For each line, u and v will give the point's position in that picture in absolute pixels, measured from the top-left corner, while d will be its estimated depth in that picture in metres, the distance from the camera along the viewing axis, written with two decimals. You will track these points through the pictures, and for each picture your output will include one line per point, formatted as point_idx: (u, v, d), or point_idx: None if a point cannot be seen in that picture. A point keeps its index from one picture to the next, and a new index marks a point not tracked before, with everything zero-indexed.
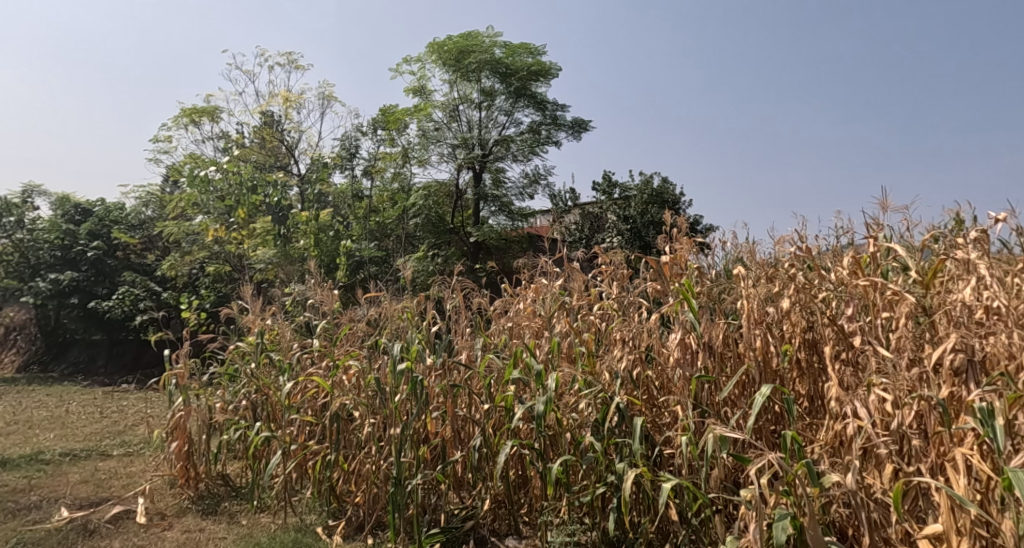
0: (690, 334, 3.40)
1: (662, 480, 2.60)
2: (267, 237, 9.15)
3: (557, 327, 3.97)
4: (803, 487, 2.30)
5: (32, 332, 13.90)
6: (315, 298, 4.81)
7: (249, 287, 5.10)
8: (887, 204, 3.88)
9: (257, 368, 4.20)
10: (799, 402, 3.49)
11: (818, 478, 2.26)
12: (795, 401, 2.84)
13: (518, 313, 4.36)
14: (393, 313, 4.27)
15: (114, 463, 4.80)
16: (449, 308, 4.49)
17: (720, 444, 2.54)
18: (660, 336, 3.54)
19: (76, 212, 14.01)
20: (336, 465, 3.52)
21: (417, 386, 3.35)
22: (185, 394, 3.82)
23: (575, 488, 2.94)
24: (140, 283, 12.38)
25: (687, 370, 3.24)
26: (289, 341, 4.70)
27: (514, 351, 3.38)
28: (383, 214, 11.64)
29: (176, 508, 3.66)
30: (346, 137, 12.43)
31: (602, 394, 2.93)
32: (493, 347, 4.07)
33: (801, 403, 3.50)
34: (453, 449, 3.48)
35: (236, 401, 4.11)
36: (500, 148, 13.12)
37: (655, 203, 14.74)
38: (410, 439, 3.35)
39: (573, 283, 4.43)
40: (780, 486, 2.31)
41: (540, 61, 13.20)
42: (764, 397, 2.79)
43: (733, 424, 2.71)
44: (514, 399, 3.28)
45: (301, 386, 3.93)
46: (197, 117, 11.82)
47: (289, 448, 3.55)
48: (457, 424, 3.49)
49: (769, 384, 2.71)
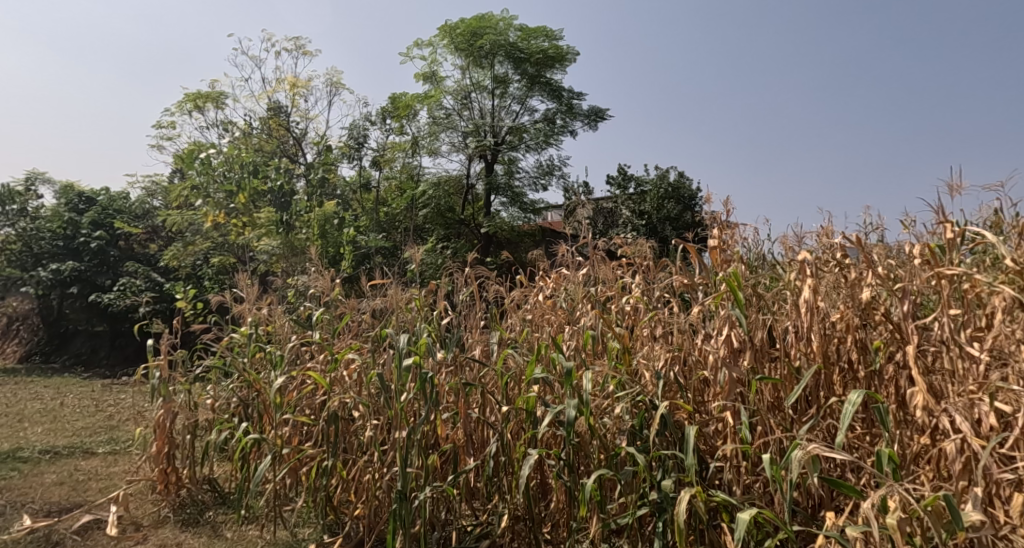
0: (735, 330, 3.00)
1: (722, 502, 2.21)
2: (270, 227, 8.78)
3: (582, 319, 3.57)
4: (937, 527, 1.96)
5: (34, 322, 13.56)
6: (315, 284, 4.43)
7: (245, 274, 4.72)
8: (956, 188, 3.34)
9: (250, 361, 3.82)
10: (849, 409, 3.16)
11: (959, 519, 1.90)
12: (885, 411, 2.44)
13: (536, 305, 4.00)
14: (400, 303, 3.92)
15: (97, 462, 4.44)
16: (462, 299, 4.10)
17: (813, 466, 2.17)
18: (699, 332, 3.17)
19: (80, 200, 13.69)
20: (334, 473, 3.13)
21: (427, 384, 2.96)
22: (165, 389, 3.42)
23: (609, 506, 2.55)
24: (143, 274, 12.11)
25: (736, 371, 2.84)
26: (287, 332, 4.31)
27: (537, 346, 3.00)
28: (392, 206, 11.29)
29: (154, 517, 3.27)
30: (354, 126, 12.04)
31: (642, 396, 2.57)
32: (511, 341, 3.68)
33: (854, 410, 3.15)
34: (466, 456, 3.14)
35: (226, 398, 3.74)
36: (513, 137, 12.69)
37: (670, 198, 14.39)
38: (418, 446, 2.97)
39: (599, 272, 4.02)
40: (896, 522, 1.94)
41: (556, 45, 12.75)
42: (853, 405, 2.40)
43: (804, 436, 2.32)
44: (537, 401, 2.87)
45: (297, 382, 3.53)
46: (201, 103, 11.46)
47: (280, 452, 3.16)
48: (469, 427, 3.14)
49: (862, 388, 2.35)
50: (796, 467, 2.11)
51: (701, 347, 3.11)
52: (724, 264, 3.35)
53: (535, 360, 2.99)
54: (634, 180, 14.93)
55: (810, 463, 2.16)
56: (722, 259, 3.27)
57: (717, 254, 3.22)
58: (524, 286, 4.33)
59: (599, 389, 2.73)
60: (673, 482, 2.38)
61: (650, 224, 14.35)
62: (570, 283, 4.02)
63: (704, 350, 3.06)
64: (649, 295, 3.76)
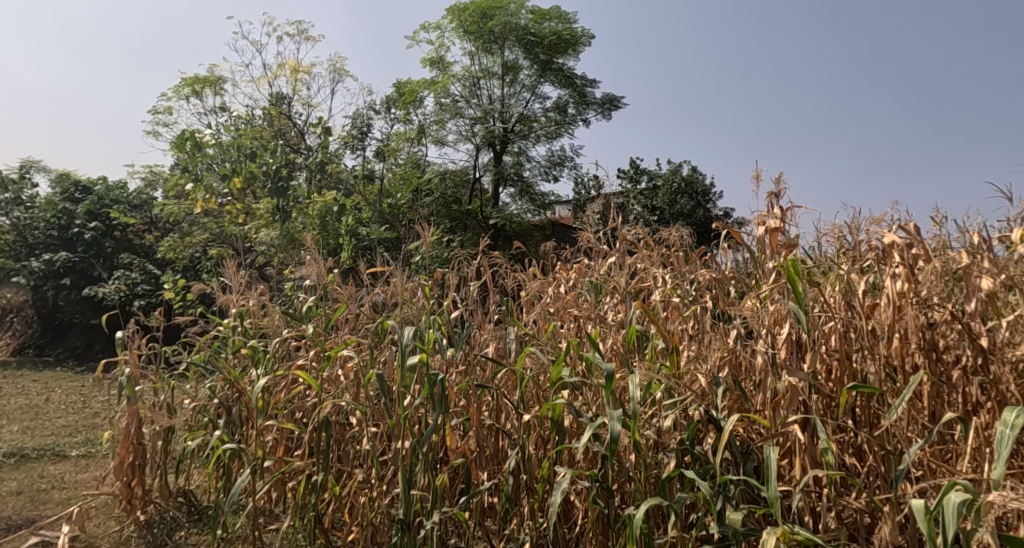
0: (797, 327, 2.57)
1: (806, 541, 1.80)
2: (269, 217, 8.41)
3: (610, 313, 3.15)
4: None
5: (27, 315, 12.96)
6: (310, 272, 4.00)
7: (233, 259, 4.27)
8: None
9: (233, 356, 3.38)
10: (917, 419, 2.76)
11: None
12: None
13: (556, 298, 3.58)
14: (405, 292, 3.50)
15: (67, 467, 4.00)
16: (473, 290, 3.65)
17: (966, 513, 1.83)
18: (753, 330, 2.74)
19: (76, 189, 13.32)
20: (326, 489, 2.70)
21: (437, 385, 2.55)
22: (130, 389, 2.92)
23: (656, 542, 2.11)
24: (139, 266, 11.74)
25: (798, 375, 2.44)
26: (278, 325, 3.87)
27: (567, 343, 2.56)
28: (396, 197, 10.84)
29: (115, 538, 2.83)
30: (358, 114, 11.58)
31: (697, 406, 2.16)
32: (531, 337, 3.26)
33: (922, 421, 2.75)
34: (477, 471, 2.72)
35: (206, 399, 3.28)
36: (523, 127, 12.28)
37: (683, 193, 13.94)
38: (424, 460, 2.55)
39: (626, 261, 3.59)
40: None
41: (571, 28, 12.30)
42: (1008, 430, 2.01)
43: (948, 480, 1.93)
44: (565, 408, 2.43)
45: (286, 381, 3.10)
46: (199, 87, 10.99)
47: (262, 464, 2.69)
48: (482, 437, 2.73)
49: (1021, 409, 1.97)
50: (955, 523, 1.83)
51: (751, 347, 2.69)
52: (785, 248, 2.85)
53: (561, 360, 2.57)
54: (646, 174, 14.44)
55: (969, 511, 1.87)
56: (784, 239, 2.76)
57: (779, 233, 2.72)
58: (541, 276, 3.88)
59: (650, 397, 2.29)
60: (742, 514, 1.95)
61: (661, 219, 13.89)
62: (596, 274, 3.59)
63: (759, 351, 2.63)
64: (685, 288, 3.32)
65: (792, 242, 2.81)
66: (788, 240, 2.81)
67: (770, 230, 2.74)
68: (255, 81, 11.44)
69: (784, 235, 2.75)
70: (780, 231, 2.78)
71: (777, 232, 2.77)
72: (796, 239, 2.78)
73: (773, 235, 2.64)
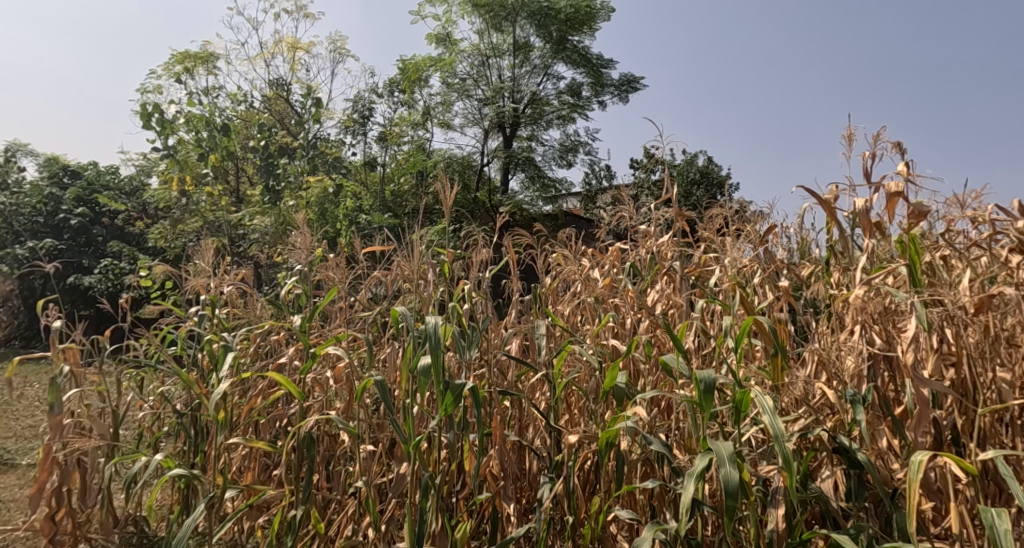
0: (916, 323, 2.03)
1: None
2: (264, 205, 7.86)
3: (662, 304, 2.57)
4: None
5: (15, 306, 11.73)
6: (298, 251, 3.42)
7: (207, 237, 3.67)
8: None
9: (198, 352, 2.78)
10: None
11: None
12: None
13: (586, 285, 3.00)
14: (408, 275, 2.93)
15: (9, 483, 3.36)
16: (489, 276, 3.07)
17: None
18: (858, 327, 2.16)
19: (64, 173, 12.83)
20: (308, 525, 2.10)
21: (460, 395, 1.96)
22: (55, 395, 2.24)
23: None
24: (127, 255, 11.08)
25: (925, 387, 1.86)
26: (260, 315, 3.30)
27: (627, 339, 1.99)
28: (398, 182, 10.20)
29: None
30: (359, 97, 10.91)
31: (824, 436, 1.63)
32: (562, 333, 2.68)
33: None
34: (503, 505, 2.14)
35: (163, 405, 2.67)
36: (534, 110, 11.70)
37: (698, 186, 13.39)
38: (436, 494, 1.95)
39: (677, 242, 2.99)
40: None
41: (585, 5, 11.66)
42: None
43: None
44: (626, 430, 1.84)
45: (262, 385, 2.50)
46: (191, 65, 10.31)
47: (223, 494, 2.08)
48: (509, 460, 2.14)
49: None
50: None
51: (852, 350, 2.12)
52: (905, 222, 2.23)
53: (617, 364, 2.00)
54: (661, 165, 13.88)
55: None
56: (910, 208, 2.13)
57: (904, 200, 2.10)
58: (568, 260, 3.28)
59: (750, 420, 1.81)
60: None
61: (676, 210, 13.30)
62: (638, 257, 3.03)
63: (868, 354, 2.05)
64: (747, 275, 2.73)
65: (917, 211, 2.19)
66: (913, 208, 2.18)
67: (895, 195, 2.10)
68: (251, 59, 10.82)
69: (908, 201, 2.13)
70: (902, 200, 2.18)
71: (901, 197, 2.14)
72: (926, 206, 2.14)
73: (902, 200, 2.01)
